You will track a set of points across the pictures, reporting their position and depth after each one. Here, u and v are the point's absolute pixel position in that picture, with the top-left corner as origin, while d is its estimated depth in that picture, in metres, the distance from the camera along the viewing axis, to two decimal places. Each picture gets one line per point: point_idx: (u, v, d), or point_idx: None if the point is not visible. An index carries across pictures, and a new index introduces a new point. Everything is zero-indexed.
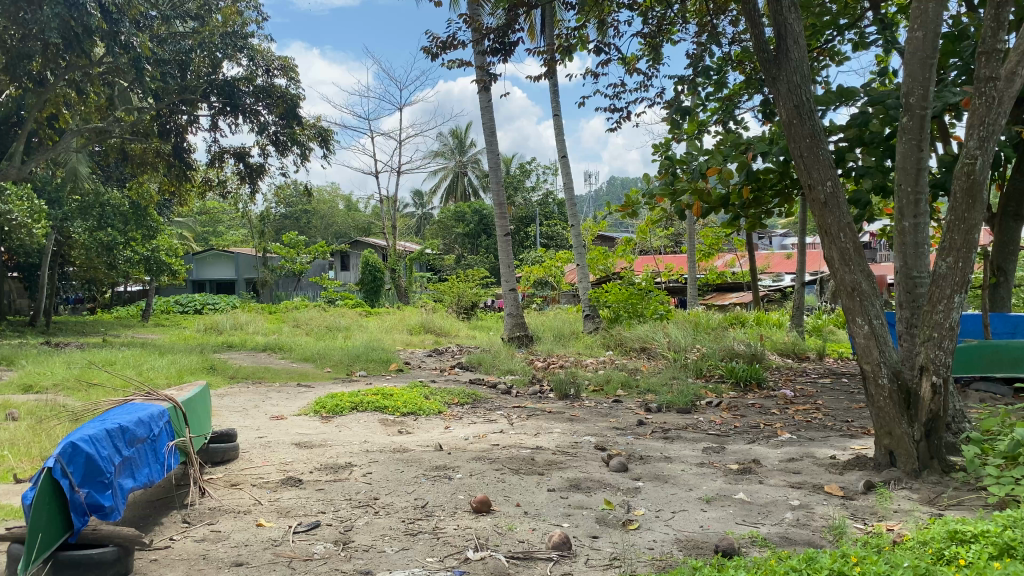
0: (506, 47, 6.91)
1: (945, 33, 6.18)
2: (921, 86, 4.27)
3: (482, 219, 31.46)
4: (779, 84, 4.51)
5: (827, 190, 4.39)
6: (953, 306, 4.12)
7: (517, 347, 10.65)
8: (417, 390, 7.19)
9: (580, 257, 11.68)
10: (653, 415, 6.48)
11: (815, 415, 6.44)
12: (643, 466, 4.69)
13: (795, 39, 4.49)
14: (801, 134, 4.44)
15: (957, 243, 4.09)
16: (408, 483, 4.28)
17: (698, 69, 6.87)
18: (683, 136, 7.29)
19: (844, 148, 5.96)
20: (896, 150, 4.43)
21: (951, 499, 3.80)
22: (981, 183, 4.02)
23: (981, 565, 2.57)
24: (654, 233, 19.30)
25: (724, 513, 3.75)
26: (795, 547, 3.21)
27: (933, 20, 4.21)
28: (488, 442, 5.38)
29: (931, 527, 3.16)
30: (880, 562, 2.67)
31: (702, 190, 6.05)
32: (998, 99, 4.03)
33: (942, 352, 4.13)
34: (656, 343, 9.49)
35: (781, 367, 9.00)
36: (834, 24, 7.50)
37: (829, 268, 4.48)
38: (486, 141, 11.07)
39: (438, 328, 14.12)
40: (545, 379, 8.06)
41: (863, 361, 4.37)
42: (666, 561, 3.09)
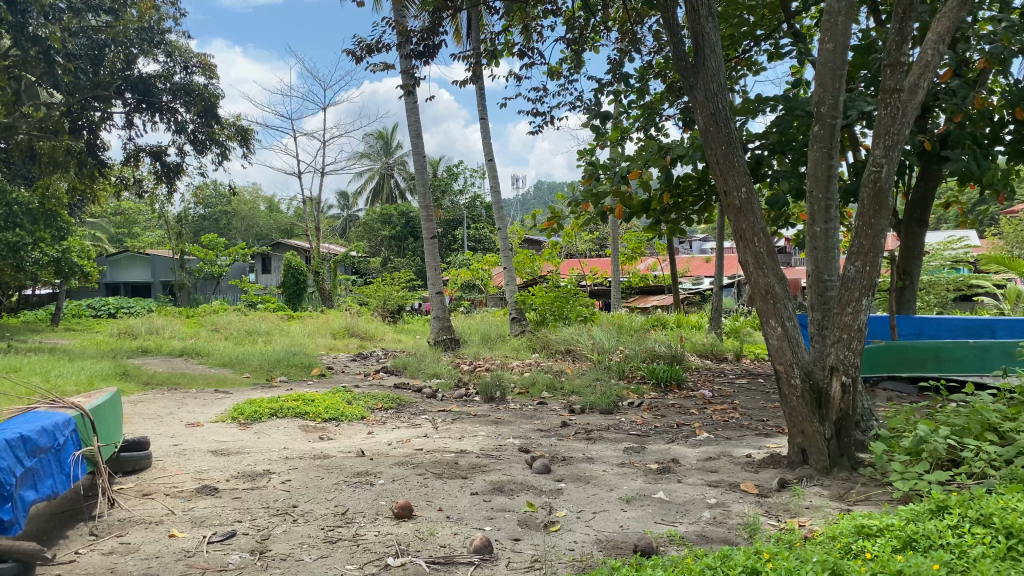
0: (431, 51, 6.87)
1: (855, 46, 6.44)
2: (832, 95, 4.42)
3: (408, 222, 31.29)
4: (697, 92, 4.61)
5: (742, 195, 4.50)
6: (861, 308, 4.27)
7: (443, 350, 10.58)
8: (340, 395, 7.09)
9: (507, 259, 11.52)
10: (577, 416, 6.57)
11: (733, 414, 6.60)
12: (566, 467, 4.73)
13: (712, 47, 4.60)
14: (717, 141, 4.54)
15: (865, 247, 4.25)
16: (328, 489, 4.20)
17: (619, 76, 6.95)
18: (607, 142, 7.37)
19: (764, 155, 6.15)
20: (808, 157, 4.58)
21: (860, 495, 3.94)
22: (886, 190, 4.18)
23: (885, 559, 2.68)
24: (580, 236, 19.53)
25: (644, 512, 3.80)
26: (711, 545, 3.27)
27: (842, 32, 4.37)
28: (412, 446, 5.33)
29: (840, 522, 3.27)
30: (791, 558, 2.74)
31: (625, 194, 6.09)
32: (903, 109, 4.21)
33: (851, 352, 4.28)
34: (580, 345, 9.61)
35: (700, 367, 9.22)
36: (751, 35, 7.72)
37: (744, 272, 4.59)
38: (412, 143, 11.00)
39: (363, 332, 13.96)
40: (470, 383, 8.04)
41: (776, 362, 4.50)
42: (587, 562, 3.13)
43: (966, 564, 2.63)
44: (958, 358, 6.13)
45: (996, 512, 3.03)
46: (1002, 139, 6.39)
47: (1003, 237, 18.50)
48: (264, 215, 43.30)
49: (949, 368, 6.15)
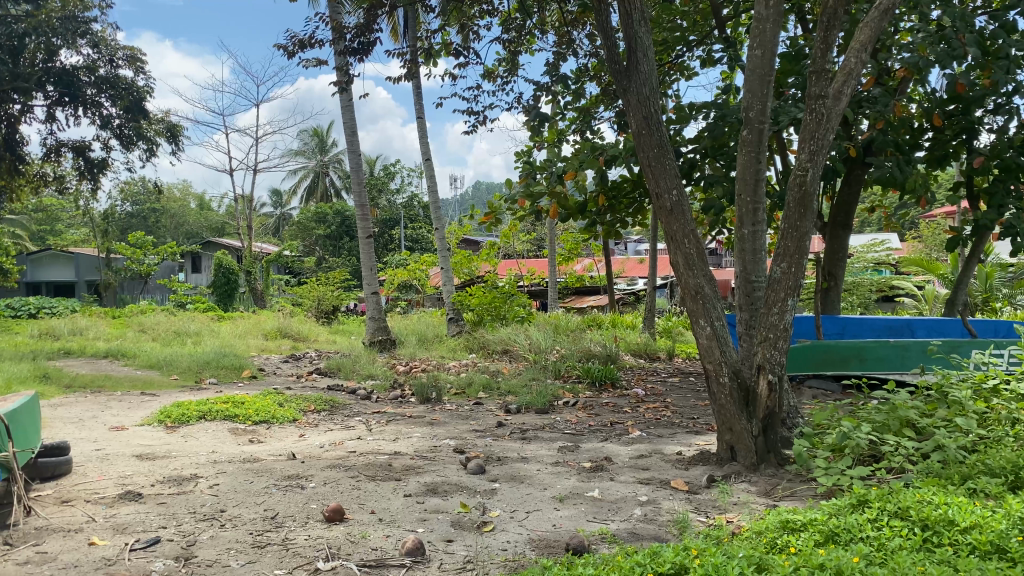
0: (367, 49, 6.82)
1: (783, 53, 6.59)
2: (760, 101, 4.52)
3: (344, 221, 30.95)
4: (630, 95, 4.66)
5: (673, 198, 4.57)
6: (787, 309, 4.39)
7: (378, 351, 10.47)
8: (271, 397, 6.96)
9: (444, 260, 11.40)
10: (513, 416, 6.57)
11: (664, 412, 6.70)
12: (501, 467, 4.73)
13: (644, 52, 4.66)
14: (650, 144, 4.60)
15: (791, 249, 4.37)
16: (258, 493, 4.12)
17: (556, 77, 6.99)
18: (544, 143, 7.40)
19: (696, 159, 6.27)
20: (737, 160, 4.67)
21: (785, 490, 4.04)
22: (811, 194, 4.30)
23: (807, 553, 2.75)
24: (518, 237, 19.58)
25: (577, 511, 3.83)
26: (641, 542, 3.31)
27: (770, 39, 4.48)
28: (344, 449, 5.26)
29: (766, 518, 3.34)
30: (718, 554, 2.80)
31: (560, 195, 6.12)
32: (827, 115, 4.33)
33: (777, 352, 4.39)
34: (517, 345, 9.63)
35: (635, 367, 9.32)
36: (684, 40, 7.85)
37: (674, 273, 4.66)
38: (348, 141, 10.86)
39: (295, 333, 13.73)
40: (405, 384, 7.97)
41: (705, 361, 4.58)
42: (518, 562, 3.13)
43: (883, 556, 2.73)
44: (879, 356, 6.30)
45: (913, 505, 3.14)
46: (921, 146, 6.63)
47: (921, 239, 19.28)
48: (194, 214, 42.27)
49: (872, 367, 6.32)
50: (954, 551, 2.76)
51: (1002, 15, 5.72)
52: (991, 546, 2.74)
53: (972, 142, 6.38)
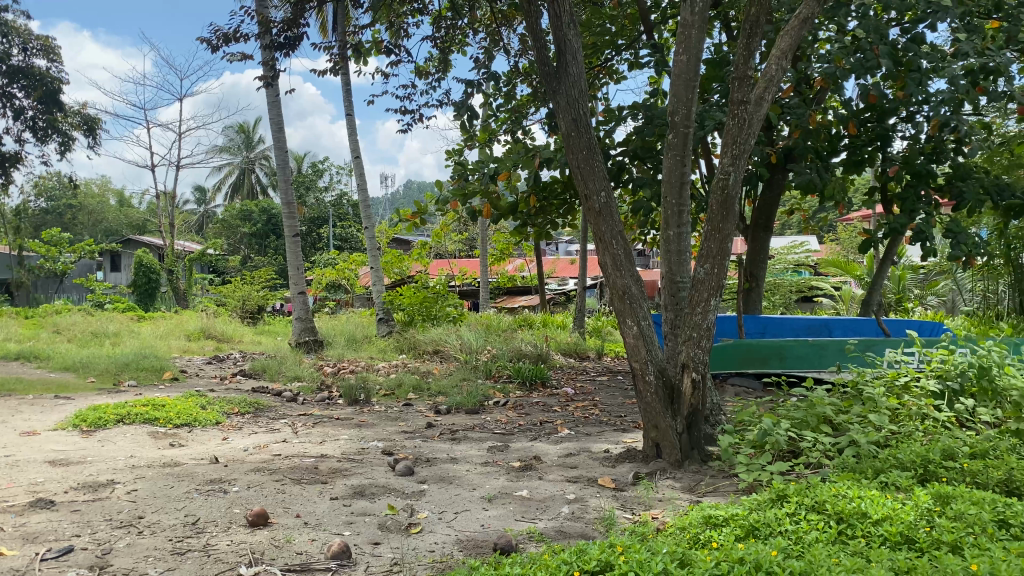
0: (294, 43, 6.69)
1: (708, 60, 6.74)
2: (685, 105, 4.62)
3: (270, 219, 30.54)
4: (559, 97, 4.69)
5: (602, 199, 4.63)
6: (710, 308, 4.50)
7: (306, 352, 10.30)
8: (193, 400, 6.76)
9: (373, 259, 11.25)
10: (442, 417, 6.54)
11: (593, 411, 6.78)
12: (430, 468, 4.70)
13: (573, 54, 4.70)
14: (578, 146, 4.65)
15: (713, 250, 4.48)
16: (178, 499, 4.00)
17: (487, 77, 7.00)
18: (475, 143, 7.39)
19: (625, 161, 6.37)
20: (662, 163, 4.76)
21: (709, 486, 4.13)
22: (733, 197, 4.42)
23: (729, 547, 2.82)
24: (449, 236, 19.55)
25: (505, 510, 3.84)
26: (568, 540, 3.35)
27: (695, 46, 4.58)
28: (269, 452, 5.16)
29: (690, 513, 3.41)
30: (642, 550, 2.84)
31: (492, 195, 6.13)
32: (749, 120, 4.46)
33: (700, 350, 4.49)
34: (448, 345, 9.61)
35: (565, 366, 9.39)
36: (613, 44, 7.95)
37: (602, 273, 4.72)
38: (274, 138, 10.65)
39: (220, 333, 13.40)
40: (333, 386, 7.86)
41: (633, 360, 4.64)
42: (446, 563, 3.13)
43: (800, 548, 2.82)
44: (799, 355, 6.49)
45: (829, 499, 3.25)
46: (838, 152, 6.87)
47: (839, 242, 19.99)
48: (113, 211, 40.91)
49: (791, 365, 6.50)
50: (867, 542, 2.86)
51: (914, 28, 5.94)
52: (902, 537, 2.87)
53: (886, 149, 6.63)
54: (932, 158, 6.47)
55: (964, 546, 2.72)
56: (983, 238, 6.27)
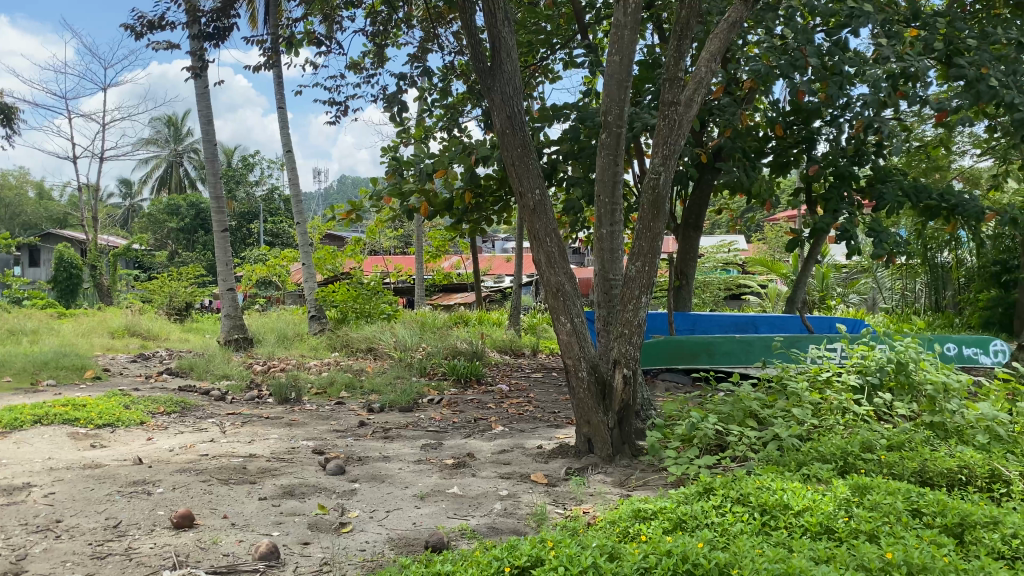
0: (223, 33, 6.54)
1: (641, 61, 6.84)
2: (618, 105, 4.68)
3: (198, 213, 29.93)
4: (493, 94, 4.69)
5: (536, 197, 4.65)
6: (641, 305, 4.57)
7: (235, 350, 10.08)
8: (115, 399, 6.54)
9: (306, 255, 11.07)
10: (375, 415, 6.48)
11: (527, 407, 6.83)
12: (361, 467, 4.66)
13: (508, 52, 4.70)
14: (513, 143, 4.65)
15: (644, 249, 4.55)
16: (99, 501, 3.87)
17: (421, 72, 6.94)
18: (410, 139, 7.33)
19: (558, 159, 6.43)
20: (595, 163, 4.81)
21: (639, 480, 4.20)
22: (664, 197, 4.50)
23: (656, 540, 2.86)
24: (383, 233, 19.40)
25: (436, 508, 3.83)
26: (500, 537, 3.36)
27: (628, 46, 4.64)
28: (196, 452, 5.03)
29: (620, 507, 3.46)
30: (572, 544, 2.87)
31: (428, 192, 6.10)
32: (679, 121, 4.54)
33: (631, 347, 4.56)
34: (382, 342, 9.52)
35: (499, 363, 9.40)
36: (548, 43, 7.99)
37: (536, 270, 4.74)
38: (203, 130, 10.39)
39: (145, 331, 13.02)
40: (263, 385, 7.72)
41: (565, 356, 4.67)
42: (376, 561, 3.11)
43: (725, 540, 2.88)
44: (727, 351, 6.62)
45: (753, 491, 3.34)
46: (766, 153, 7.05)
47: (765, 242, 20.55)
48: (31, 204, 39.36)
49: (720, 360, 6.62)
50: (789, 533, 2.95)
51: (837, 33, 6.13)
52: (822, 527, 2.96)
53: (810, 151, 6.83)
54: (854, 160, 6.69)
55: (880, 535, 2.83)
56: (902, 238, 6.51)
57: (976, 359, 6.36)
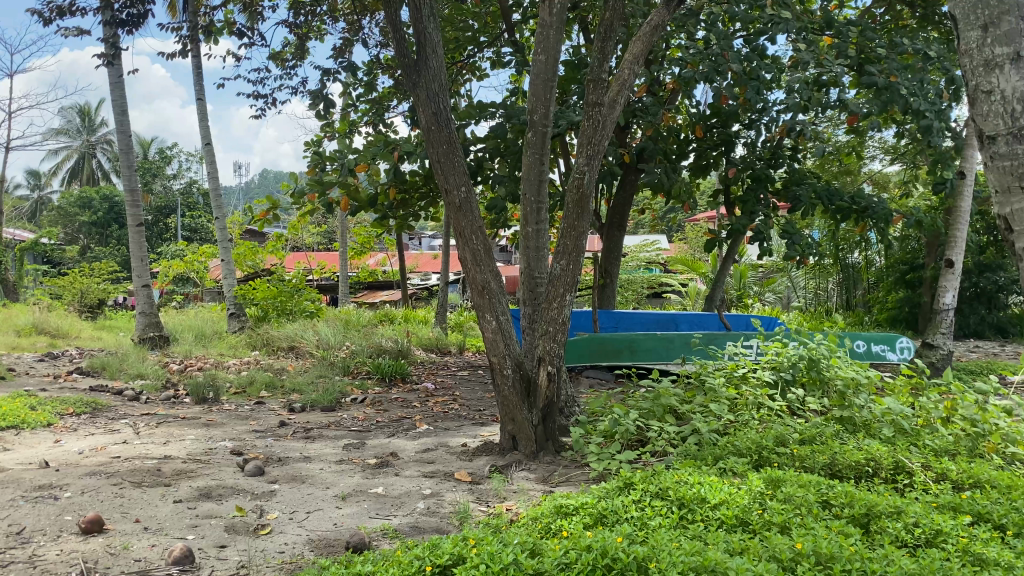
0: (138, 20, 6.32)
1: (566, 62, 6.89)
2: (544, 105, 4.71)
3: (112, 207, 28.91)
4: (418, 90, 4.65)
5: (462, 195, 4.64)
6: (565, 303, 4.61)
7: (150, 349, 9.75)
8: (20, 400, 6.26)
9: (225, 251, 10.79)
10: (297, 415, 6.37)
11: (452, 406, 6.81)
12: (281, 468, 4.57)
13: (433, 48, 4.68)
14: (439, 140, 4.63)
15: (569, 247, 4.60)
16: (1, 507, 3.70)
17: (345, 66, 6.85)
18: (334, 134, 7.21)
19: (484, 157, 6.45)
20: (521, 161, 4.83)
21: (562, 476, 4.24)
22: (588, 196, 4.55)
23: (577, 535, 2.90)
24: (306, 229, 19.08)
25: (359, 508, 3.79)
26: (422, 536, 3.34)
27: (553, 46, 4.67)
28: (107, 454, 4.86)
29: (542, 504, 3.48)
30: (493, 542, 2.87)
31: (352, 187, 6.01)
32: (603, 122, 4.60)
33: (556, 344, 4.60)
34: (304, 341, 9.35)
35: (425, 362, 9.35)
36: (475, 40, 7.98)
37: (461, 268, 4.72)
38: (116, 120, 10.02)
39: (54, 329, 12.48)
40: (180, 384, 7.49)
41: (490, 354, 4.66)
42: (295, 563, 3.06)
43: (644, 534, 2.93)
44: (648, 348, 6.74)
45: (672, 485, 3.41)
46: (687, 155, 7.22)
47: (687, 242, 21.00)
48: None
49: (641, 357, 6.73)
50: (706, 526, 3.01)
51: (754, 40, 6.29)
52: (737, 520, 3.04)
53: (729, 153, 7.03)
54: (770, 164, 6.90)
55: (792, 526, 2.92)
56: (815, 239, 6.73)
57: (883, 355, 6.63)
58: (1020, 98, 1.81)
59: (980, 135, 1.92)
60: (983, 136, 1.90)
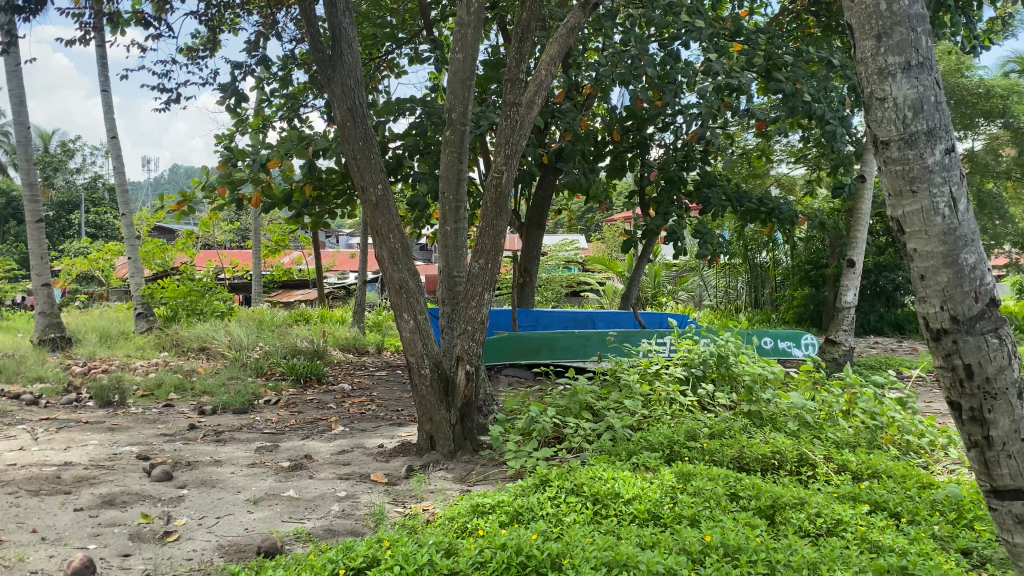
0: (37, 6, 6.03)
1: (485, 61, 6.89)
2: (462, 103, 4.69)
3: (9, 202, 27.50)
4: (334, 85, 4.58)
5: (378, 192, 4.59)
6: (484, 302, 4.61)
7: (51, 350, 9.31)
8: None
9: (132, 248, 10.38)
10: (207, 418, 6.19)
11: (369, 406, 6.74)
12: (190, 472, 4.44)
13: (349, 43, 4.61)
14: (354, 137, 4.56)
15: (488, 246, 4.60)
16: None
17: (259, 59, 6.68)
18: (247, 129, 7.03)
19: (403, 155, 6.38)
20: (439, 160, 4.81)
21: (479, 475, 4.24)
22: (506, 195, 4.57)
23: (492, 534, 2.90)
24: (219, 226, 18.54)
25: (271, 512, 3.71)
26: (337, 539, 3.30)
27: (471, 44, 4.66)
28: (1, 462, 4.61)
29: (458, 503, 3.47)
30: (408, 543, 2.85)
31: (264, 183, 5.87)
32: (520, 122, 4.63)
33: (474, 343, 4.60)
34: (216, 342, 9.09)
35: (342, 362, 9.22)
36: (394, 37, 7.89)
37: (378, 266, 4.66)
38: (13, 110, 9.53)
39: None
40: (83, 388, 7.17)
41: (407, 353, 4.62)
42: (204, 571, 2.97)
43: (559, 530, 2.96)
44: (566, 346, 6.79)
45: (586, 481, 3.45)
46: (603, 156, 7.32)
47: (604, 241, 21.30)
48: None
49: (560, 356, 6.78)
50: (618, 520, 3.06)
51: (669, 44, 6.42)
52: (648, 514, 3.10)
53: (644, 155, 7.16)
54: (684, 166, 7.06)
55: (700, 519, 2.99)
56: (726, 239, 6.91)
57: (789, 352, 6.86)
58: (909, 106, 1.78)
59: (874, 140, 1.88)
60: (875, 142, 1.86)
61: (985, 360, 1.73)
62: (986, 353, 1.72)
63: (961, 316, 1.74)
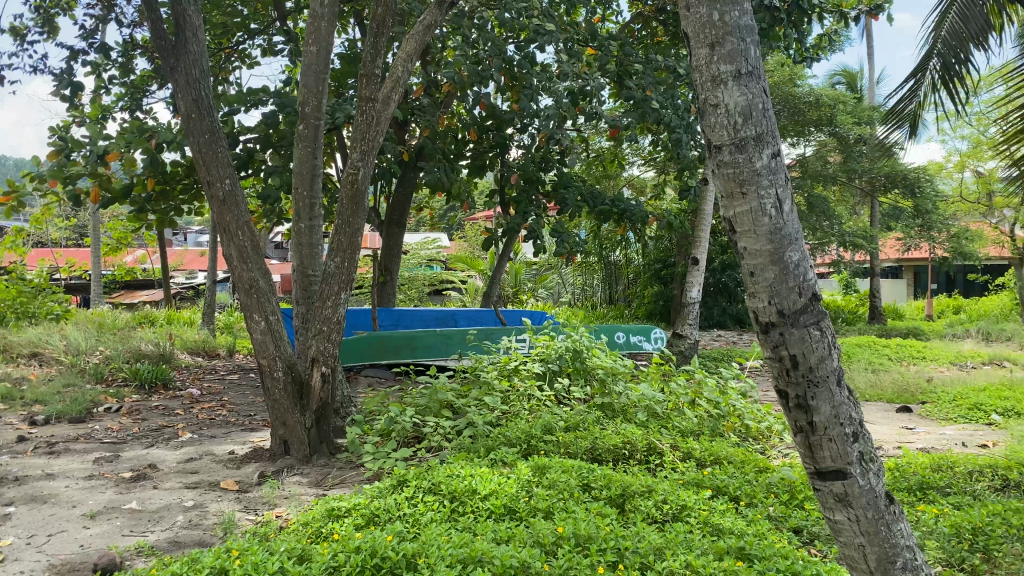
0: None
1: (342, 55, 6.76)
2: (315, 97, 4.59)
3: None
4: (177, 75, 4.36)
5: (226, 187, 4.40)
6: (340, 302, 4.53)
7: None
8: None
9: None
10: (38, 428, 5.76)
11: (219, 411, 6.47)
12: (18, 488, 4.11)
13: (194, 31, 4.41)
14: (200, 129, 4.36)
15: (343, 244, 4.52)
16: None
17: (96, 45, 6.28)
18: (85, 119, 6.59)
19: (255, 148, 6.16)
20: (293, 155, 4.68)
21: (336, 478, 4.16)
22: (362, 192, 4.50)
23: (346, 537, 2.85)
24: (52, 223, 17.26)
25: (109, 526, 3.50)
26: (182, 551, 3.15)
27: (325, 38, 4.56)
28: None
29: (312, 508, 3.39)
30: (259, 551, 2.76)
31: (102, 177, 5.53)
32: (377, 118, 4.56)
33: (330, 343, 4.50)
34: (49, 346, 8.46)
35: (190, 366, 8.80)
36: (245, 27, 7.61)
37: (226, 266, 4.48)
38: None
39: None
40: None
41: (259, 355, 4.46)
42: None
43: (415, 530, 2.95)
44: (427, 345, 6.77)
45: (443, 479, 3.45)
46: (462, 155, 7.35)
47: (464, 239, 21.39)
48: None
49: (421, 355, 6.74)
50: (475, 516, 3.08)
51: (525, 47, 6.52)
52: (505, 509, 3.13)
53: (503, 155, 7.25)
54: (541, 166, 7.20)
55: (554, 511, 3.07)
56: (581, 238, 7.09)
57: (640, 345, 7.10)
58: (740, 112, 1.87)
59: (708, 145, 1.97)
60: (710, 146, 1.95)
61: (808, 351, 1.85)
62: (810, 344, 1.85)
63: (787, 310, 1.85)
